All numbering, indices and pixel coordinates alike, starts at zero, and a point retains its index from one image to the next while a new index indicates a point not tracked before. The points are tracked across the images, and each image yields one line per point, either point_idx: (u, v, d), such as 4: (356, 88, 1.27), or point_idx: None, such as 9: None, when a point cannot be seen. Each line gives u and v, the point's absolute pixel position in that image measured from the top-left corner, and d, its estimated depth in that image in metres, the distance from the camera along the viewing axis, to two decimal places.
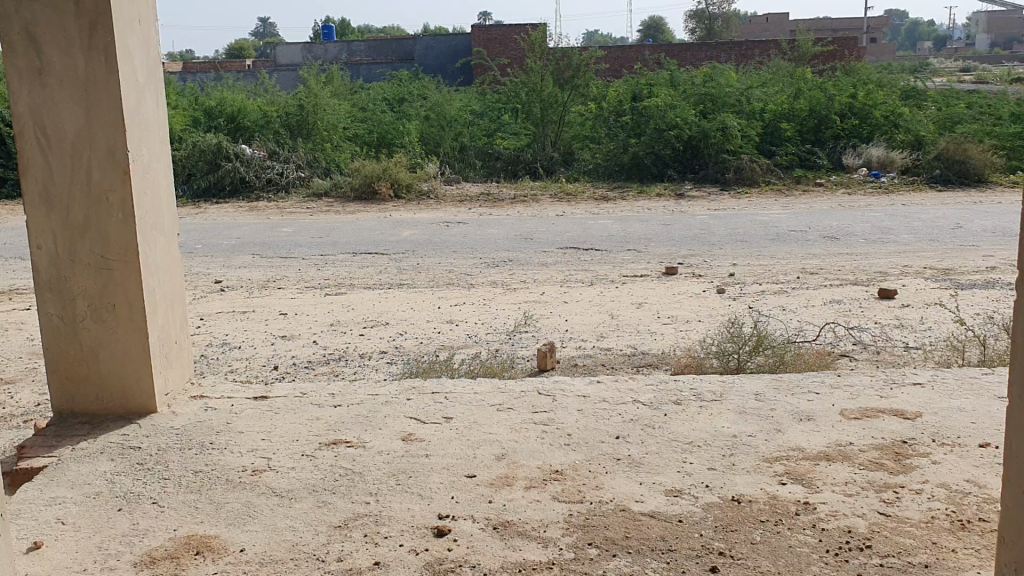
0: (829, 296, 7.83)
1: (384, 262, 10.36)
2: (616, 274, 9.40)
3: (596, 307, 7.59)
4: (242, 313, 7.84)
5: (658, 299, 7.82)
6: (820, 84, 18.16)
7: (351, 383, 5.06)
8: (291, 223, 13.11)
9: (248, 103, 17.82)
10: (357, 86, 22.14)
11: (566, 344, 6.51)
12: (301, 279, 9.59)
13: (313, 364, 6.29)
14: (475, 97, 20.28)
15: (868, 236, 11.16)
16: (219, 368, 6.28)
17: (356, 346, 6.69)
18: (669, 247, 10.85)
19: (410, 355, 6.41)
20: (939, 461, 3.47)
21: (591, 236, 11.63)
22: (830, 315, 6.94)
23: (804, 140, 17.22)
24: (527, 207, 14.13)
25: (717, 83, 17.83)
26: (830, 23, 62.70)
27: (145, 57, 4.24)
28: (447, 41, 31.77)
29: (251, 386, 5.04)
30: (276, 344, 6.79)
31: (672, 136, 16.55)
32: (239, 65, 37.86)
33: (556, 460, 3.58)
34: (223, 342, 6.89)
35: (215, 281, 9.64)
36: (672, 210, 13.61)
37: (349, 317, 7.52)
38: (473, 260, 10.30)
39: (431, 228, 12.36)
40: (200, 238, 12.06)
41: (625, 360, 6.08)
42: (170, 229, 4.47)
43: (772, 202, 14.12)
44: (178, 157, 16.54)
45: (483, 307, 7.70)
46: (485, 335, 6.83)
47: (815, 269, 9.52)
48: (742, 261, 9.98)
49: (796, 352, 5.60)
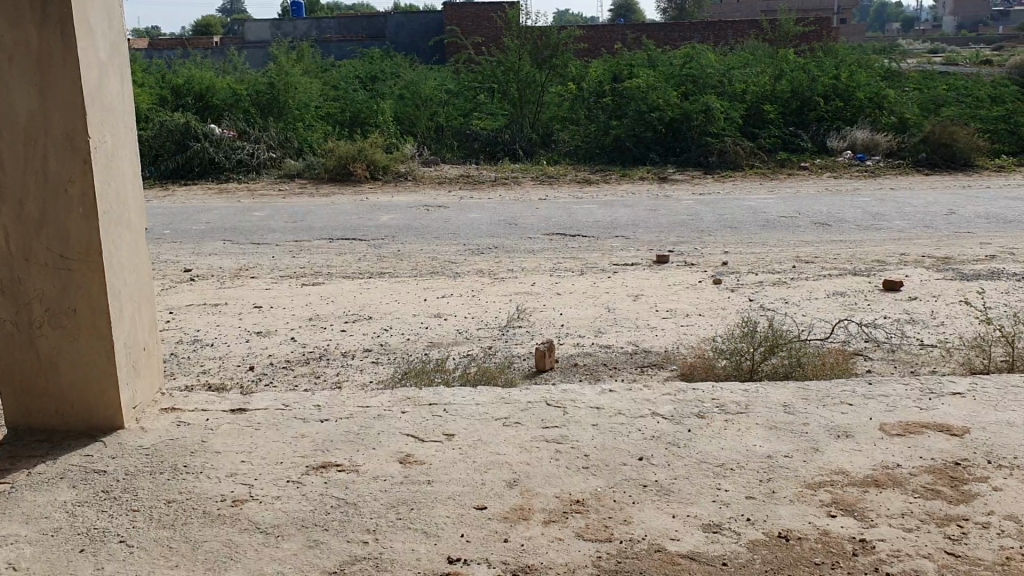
0: (831, 287, 7.51)
1: (362, 248, 9.92)
2: (606, 262, 9.04)
3: (590, 298, 7.22)
4: (214, 305, 7.39)
5: (654, 291, 7.46)
6: (802, 65, 17.86)
7: (336, 391, 4.63)
8: (264, 207, 12.61)
9: (217, 81, 17.22)
10: (328, 64, 21.51)
11: (562, 340, 6.13)
12: (275, 267, 9.14)
13: (293, 365, 5.88)
14: (450, 75, 19.81)
15: (860, 222, 10.87)
16: (190, 370, 5.85)
17: (337, 343, 6.27)
18: (658, 234, 10.50)
19: (396, 354, 6.01)
20: (1000, 488, 3.15)
21: (577, 221, 11.24)
22: (837, 310, 6.63)
23: (787, 123, 16.93)
24: (508, 190, 13.73)
25: (698, 63, 17.47)
26: (801, 3, 62.74)
27: (108, 30, 3.77)
28: (419, 19, 31.25)
29: (226, 393, 4.60)
30: (252, 341, 6.36)
31: (654, 119, 16.17)
32: (205, 43, 37.16)
33: (576, 487, 3.21)
34: (195, 340, 6.45)
35: (183, 270, 9.15)
36: (657, 194, 13.27)
37: (328, 310, 7.09)
38: (456, 247, 9.89)
39: (409, 213, 11.91)
40: (169, 222, 11.55)
41: (628, 358, 5.72)
42: (138, 224, 4.02)
43: (757, 186, 13.81)
44: (144, 137, 15.93)
45: (471, 299, 7.29)
46: (476, 331, 6.43)
47: (811, 257, 9.21)
48: (735, 248, 9.64)
49: (811, 353, 5.26)
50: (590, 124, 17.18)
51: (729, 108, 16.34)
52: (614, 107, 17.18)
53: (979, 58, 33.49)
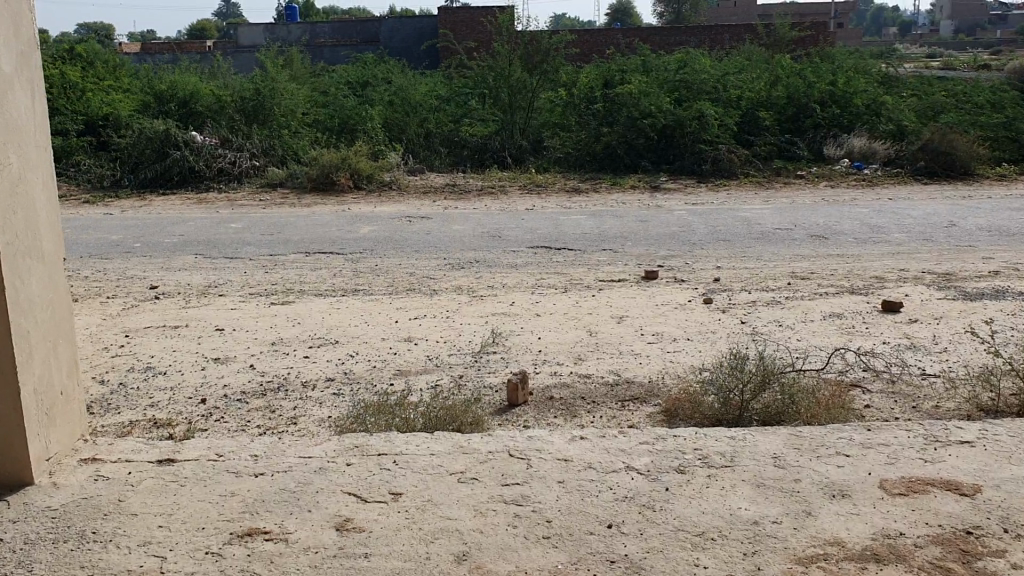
0: (828, 308, 7.10)
1: (339, 263, 9.50)
2: (592, 278, 8.63)
3: (571, 320, 6.80)
4: (173, 328, 6.96)
5: (640, 311, 7.04)
6: (799, 70, 17.48)
7: (283, 436, 4.22)
8: (241, 218, 12.20)
9: (200, 86, 16.79)
10: (317, 69, 21.10)
11: (539, 369, 5.71)
12: (246, 284, 8.71)
13: (248, 398, 5.46)
14: (440, 80, 19.41)
15: (857, 235, 10.47)
16: (138, 404, 5.43)
17: (299, 372, 5.85)
18: (647, 247, 10.09)
19: (361, 384, 5.59)
20: (1019, 566, 2.75)
21: (564, 234, 10.84)
22: (833, 335, 6.23)
23: (783, 130, 16.54)
24: (495, 200, 13.33)
25: (692, 68, 17.07)
26: (797, 8, 62.51)
27: (14, 38, 3.36)
28: (412, 23, 30.84)
29: (161, 438, 4.18)
30: (207, 370, 5.94)
31: (647, 126, 15.77)
32: (198, 47, 36.77)
33: (533, 566, 2.81)
34: (148, 368, 6.03)
35: (149, 286, 8.73)
36: (648, 204, 12.87)
37: (294, 333, 6.68)
38: (436, 261, 9.47)
39: (391, 224, 11.49)
40: (141, 235, 11.12)
41: (609, 390, 5.30)
42: (51, 255, 3.59)
43: (751, 195, 13.41)
44: (123, 145, 15.51)
45: (445, 321, 6.88)
46: (448, 358, 6.01)
47: (806, 273, 8.81)
48: (727, 263, 9.24)
49: (806, 387, 4.85)
50: (581, 130, 16.77)
51: (723, 115, 15.94)
52: (606, 113, 16.76)
53: (976, 63, 33.09)
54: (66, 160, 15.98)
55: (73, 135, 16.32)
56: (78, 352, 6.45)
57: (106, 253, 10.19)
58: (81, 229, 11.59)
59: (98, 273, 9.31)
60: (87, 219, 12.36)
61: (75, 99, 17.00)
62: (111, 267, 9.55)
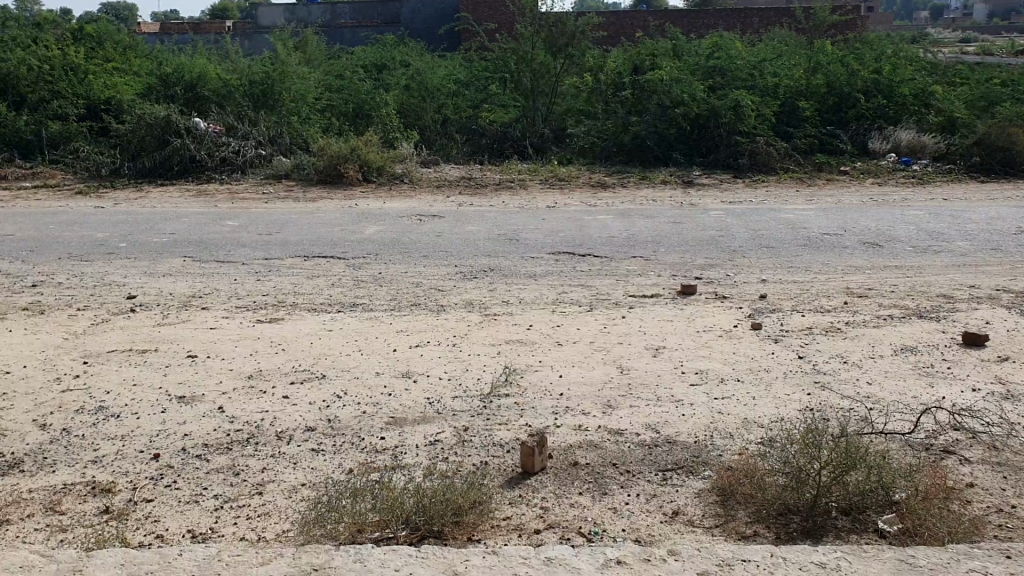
0: (899, 338, 6.07)
1: (338, 270, 8.54)
2: (620, 293, 7.63)
3: (598, 352, 5.80)
4: (141, 353, 6.04)
5: (679, 342, 6.03)
6: (841, 57, 16.30)
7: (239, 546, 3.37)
8: (238, 215, 11.26)
9: (207, 68, 15.83)
10: (333, 51, 20.07)
11: (561, 422, 4.72)
12: (234, 294, 7.77)
13: (210, 454, 4.52)
14: (460, 63, 18.37)
15: (915, 242, 9.42)
16: (79, 462, 4.51)
17: (274, 418, 4.89)
18: (681, 255, 9.08)
19: (344, 438, 4.63)
20: None
21: (589, 237, 9.84)
22: (913, 380, 5.23)
23: (824, 121, 15.41)
24: (514, 196, 12.34)
25: (727, 53, 15.93)
26: None
27: None
28: (435, 3, 29.71)
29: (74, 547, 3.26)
30: (167, 413, 5.01)
31: (678, 115, 14.68)
32: (217, 27, 35.85)
33: None
34: (100, 409, 5.10)
35: (126, 295, 7.78)
36: (680, 202, 11.84)
37: (276, 364, 5.72)
38: (446, 269, 8.49)
39: (399, 224, 10.51)
40: (129, 233, 10.20)
41: (646, 454, 4.31)
42: None
43: (793, 193, 12.39)
44: (123, 130, 14.53)
45: (451, 350, 5.91)
46: (451, 402, 5.04)
47: (862, 288, 7.79)
48: (773, 276, 8.21)
49: (897, 464, 3.86)
50: (607, 118, 15.70)
51: (761, 104, 14.82)
52: (635, 101, 15.66)
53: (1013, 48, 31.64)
54: (64, 147, 15.06)
55: (72, 120, 15.40)
56: (26, 384, 5.52)
57: (86, 254, 9.29)
58: (65, 225, 10.69)
59: (74, 278, 8.38)
60: (75, 213, 11.51)
61: (76, 81, 16.06)
62: (90, 271, 8.62)
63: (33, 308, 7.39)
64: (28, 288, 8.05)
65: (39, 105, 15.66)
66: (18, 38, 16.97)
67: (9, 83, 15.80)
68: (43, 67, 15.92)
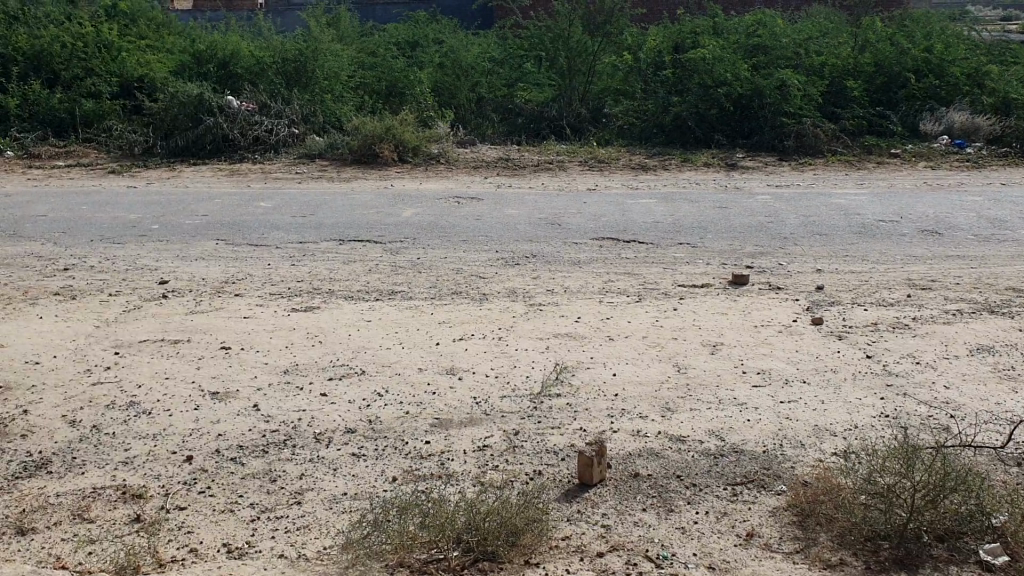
0: (972, 336, 5.69)
1: (375, 254, 8.27)
2: (669, 283, 7.29)
3: (653, 348, 5.48)
4: (174, 344, 5.80)
5: (738, 338, 5.68)
6: (890, 35, 15.73)
7: None
8: (272, 195, 11.02)
9: (240, 45, 15.54)
10: (367, 28, 19.72)
11: (618, 426, 4.42)
12: (268, 279, 7.52)
13: (245, 457, 4.27)
14: (496, 40, 17.97)
15: (977, 231, 8.97)
16: (108, 463, 4.28)
17: (312, 418, 4.63)
18: (730, 241, 8.71)
19: (387, 441, 4.37)
20: None
21: (633, 222, 9.49)
22: (994, 385, 4.87)
23: (872, 102, 14.88)
24: (553, 178, 11.99)
25: (772, 30, 15.41)
26: None
27: None
28: None
29: None
30: (201, 410, 4.76)
31: (720, 95, 14.17)
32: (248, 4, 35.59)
33: None
34: (130, 406, 4.86)
35: (158, 280, 7.53)
36: (725, 186, 11.45)
37: (312, 358, 5.46)
38: (486, 254, 8.19)
39: (436, 206, 10.22)
40: (161, 215, 9.99)
41: (711, 467, 4.03)
42: None
43: (842, 177, 11.96)
44: (156, 109, 14.30)
45: (496, 344, 5.61)
46: (499, 403, 4.75)
47: (925, 280, 7.39)
48: (829, 266, 7.82)
49: (993, 486, 3.57)
50: (646, 98, 15.27)
51: (807, 84, 14.31)
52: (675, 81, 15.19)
53: None
54: (97, 125, 14.86)
55: (105, 97, 15.19)
56: (55, 376, 5.29)
57: (119, 236, 9.10)
58: (98, 206, 10.50)
59: (107, 262, 8.17)
60: (107, 193, 11.33)
61: (109, 59, 15.85)
62: (123, 254, 8.41)
63: (64, 293, 7.17)
64: (60, 272, 7.84)
65: (72, 83, 15.47)
66: (50, 15, 16.78)
67: (43, 60, 15.62)
68: (76, 44, 15.73)
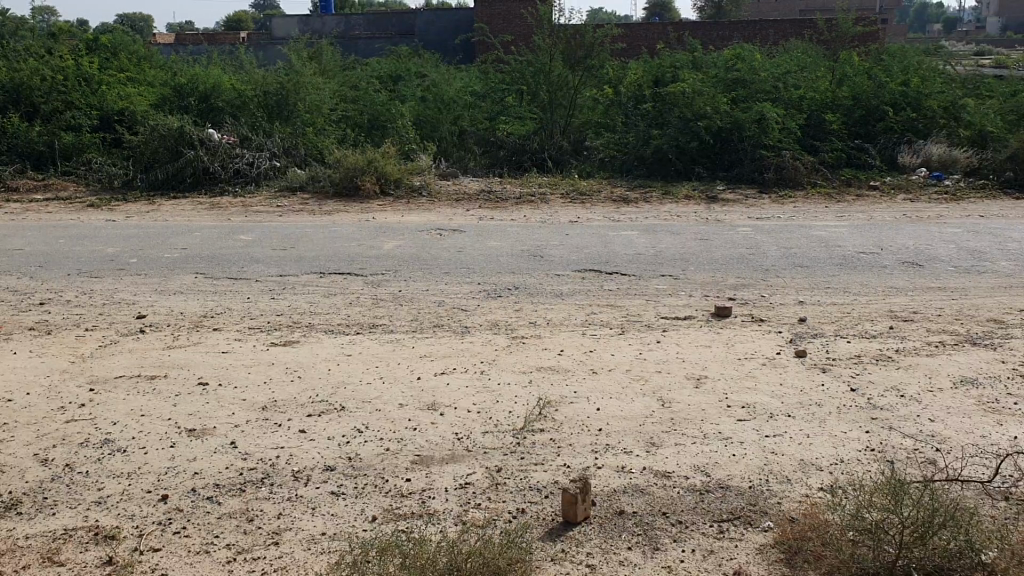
0: (954, 368, 5.68)
1: (356, 287, 8.20)
2: (652, 315, 7.27)
3: (636, 382, 5.44)
4: (150, 380, 5.69)
5: (721, 371, 5.64)
6: (867, 69, 15.91)
7: None
8: (252, 229, 10.94)
9: (221, 79, 15.51)
10: (349, 61, 19.76)
11: (602, 462, 4.36)
12: (248, 313, 7.43)
13: (222, 497, 4.17)
14: (477, 75, 18.07)
15: (956, 262, 9.02)
16: (80, 503, 4.17)
17: (290, 456, 4.54)
18: (712, 273, 8.71)
19: (367, 480, 4.28)
20: None
21: (615, 254, 9.47)
22: (979, 417, 4.86)
23: (850, 135, 15.02)
24: (534, 210, 12.00)
25: (752, 64, 15.53)
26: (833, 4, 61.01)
27: None
28: (448, 16, 29.46)
29: None
30: (176, 448, 4.66)
31: (701, 128, 14.23)
32: (230, 37, 35.76)
33: None
34: (104, 444, 4.75)
35: (135, 315, 7.43)
36: (707, 218, 11.48)
37: (291, 393, 5.37)
38: (468, 287, 8.14)
39: (419, 239, 10.17)
40: (140, 249, 9.89)
41: (698, 503, 3.98)
42: None
43: (822, 208, 12.02)
44: (136, 142, 14.22)
45: (479, 378, 5.54)
46: (481, 439, 4.68)
47: (907, 311, 7.39)
48: (811, 297, 7.83)
49: (983, 521, 3.54)
50: (627, 131, 15.33)
51: (786, 117, 14.42)
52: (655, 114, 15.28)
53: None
54: (76, 158, 14.76)
55: (85, 130, 15.10)
56: (27, 414, 5.17)
57: (96, 270, 8.99)
58: (75, 240, 10.38)
59: (84, 296, 8.07)
60: (86, 226, 11.22)
61: (90, 92, 15.78)
62: (100, 289, 8.31)
63: (40, 328, 7.06)
64: (36, 306, 7.73)
65: (52, 116, 15.38)
66: (31, 48, 16.73)
67: (22, 93, 15.52)
68: (56, 77, 15.66)
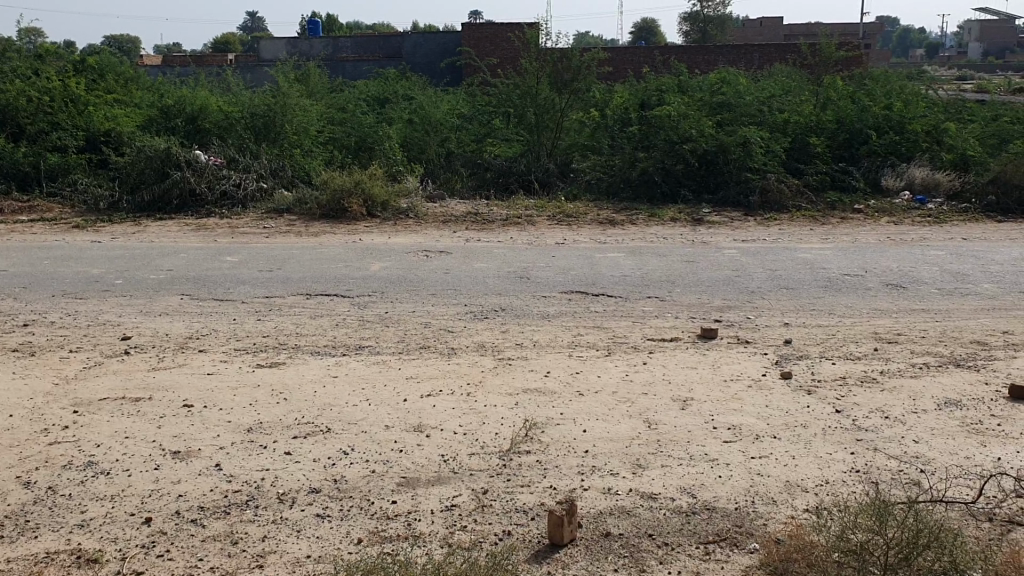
0: (938, 390, 5.71)
1: (343, 309, 8.20)
2: (639, 336, 7.28)
3: (623, 404, 5.44)
4: (134, 402, 5.65)
5: (707, 393, 5.65)
6: (851, 93, 16.09)
7: None
8: (239, 250, 10.91)
9: (208, 100, 15.52)
10: (336, 83, 19.84)
11: (589, 484, 4.37)
12: (234, 335, 7.41)
13: (206, 519, 4.15)
14: (464, 97, 18.16)
15: (940, 284, 9.09)
16: (62, 527, 4.13)
17: (276, 478, 4.52)
18: (697, 295, 8.75)
19: (352, 502, 4.27)
20: None
21: (601, 276, 9.49)
22: (964, 439, 4.88)
23: (834, 158, 15.15)
24: (521, 232, 12.03)
25: (737, 88, 15.67)
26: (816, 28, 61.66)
27: None
28: (436, 39, 29.62)
29: None
30: (160, 471, 4.63)
31: (686, 151, 14.32)
32: (219, 60, 35.82)
33: None
34: (87, 466, 4.71)
35: (120, 337, 7.38)
36: (693, 240, 11.53)
37: (277, 415, 5.35)
38: (455, 308, 8.14)
39: (405, 260, 10.18)
40: (126, 270, 9.86)
41: (683, 525, 3.98)
42: None
43: (806, 231, 12.09)
44: (122, 163, 14.19)
45: (466, 401, 5.53)
46: (467, 461, 4.67)
47: (891, 333, 7.43)
48: (796, 319, 7.87)
49: (967, 542, 3.57)
50: (613, 153, 15.41)
51: (771, 140, 14.53)
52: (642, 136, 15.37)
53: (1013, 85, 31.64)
54: (62, 179, 14.71)
55: (71, 152, 15.06)
56: (9, 437, 5.12)
57: (81, 292, 8.94)
58: (59, 261, 10.32)
59: (68, 317, 8.02)
60: (71, 248, 11.17)
61: (76, 113, 15.76)
62: (85, 310, 8.26)
63: (23, 350, 7.01)
64: (20, 328, 7.69)
65: (38, 137, 15.34)
66: (18, 69, 16.72)
67: (7, 114, 15.46)
68: (43, 98, 15.64)
